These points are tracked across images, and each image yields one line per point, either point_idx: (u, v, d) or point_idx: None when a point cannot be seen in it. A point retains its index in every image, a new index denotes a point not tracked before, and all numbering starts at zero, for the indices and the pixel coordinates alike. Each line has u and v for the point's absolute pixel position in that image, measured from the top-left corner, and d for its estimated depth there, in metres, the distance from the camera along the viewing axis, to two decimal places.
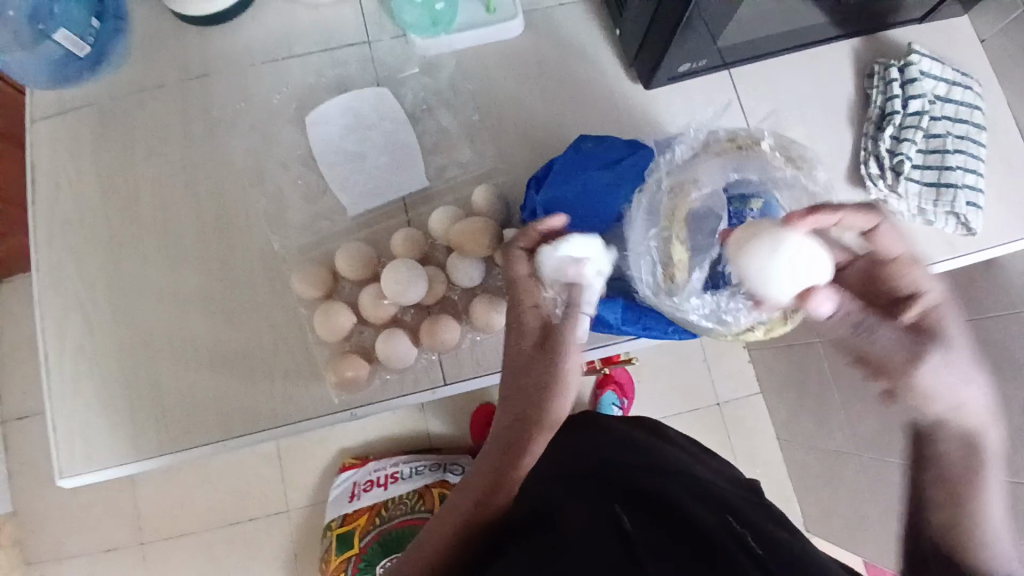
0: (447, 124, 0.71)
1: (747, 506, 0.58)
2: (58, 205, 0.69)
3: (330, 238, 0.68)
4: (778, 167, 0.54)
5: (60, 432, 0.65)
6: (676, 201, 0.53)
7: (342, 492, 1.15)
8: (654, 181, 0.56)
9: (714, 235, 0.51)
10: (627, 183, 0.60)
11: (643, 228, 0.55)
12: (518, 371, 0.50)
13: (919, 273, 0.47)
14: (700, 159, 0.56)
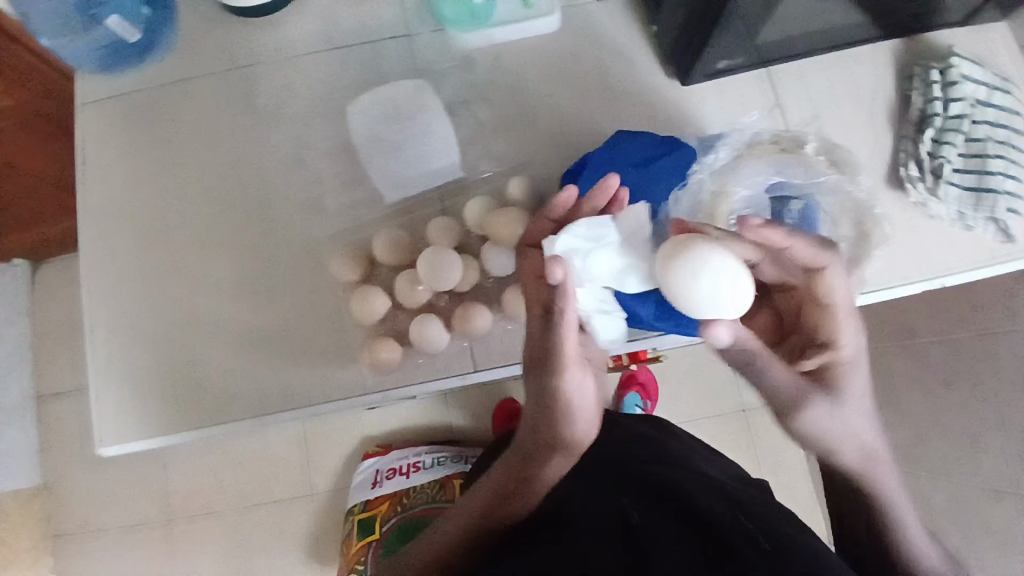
0: (482, 114, 0.72)
1: (754, 501, 0.58)
2: (106, 185, 0.72)
3: (366, 224, 0.70)
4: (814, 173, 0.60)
5: (102, 402, 0.68)
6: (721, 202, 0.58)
7: (364, 479, 1.29)
8: (693, 180, 0.60)
9: None
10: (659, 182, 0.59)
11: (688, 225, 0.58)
12: (543, 418, 0.53)
13: (840, 327, 0.53)
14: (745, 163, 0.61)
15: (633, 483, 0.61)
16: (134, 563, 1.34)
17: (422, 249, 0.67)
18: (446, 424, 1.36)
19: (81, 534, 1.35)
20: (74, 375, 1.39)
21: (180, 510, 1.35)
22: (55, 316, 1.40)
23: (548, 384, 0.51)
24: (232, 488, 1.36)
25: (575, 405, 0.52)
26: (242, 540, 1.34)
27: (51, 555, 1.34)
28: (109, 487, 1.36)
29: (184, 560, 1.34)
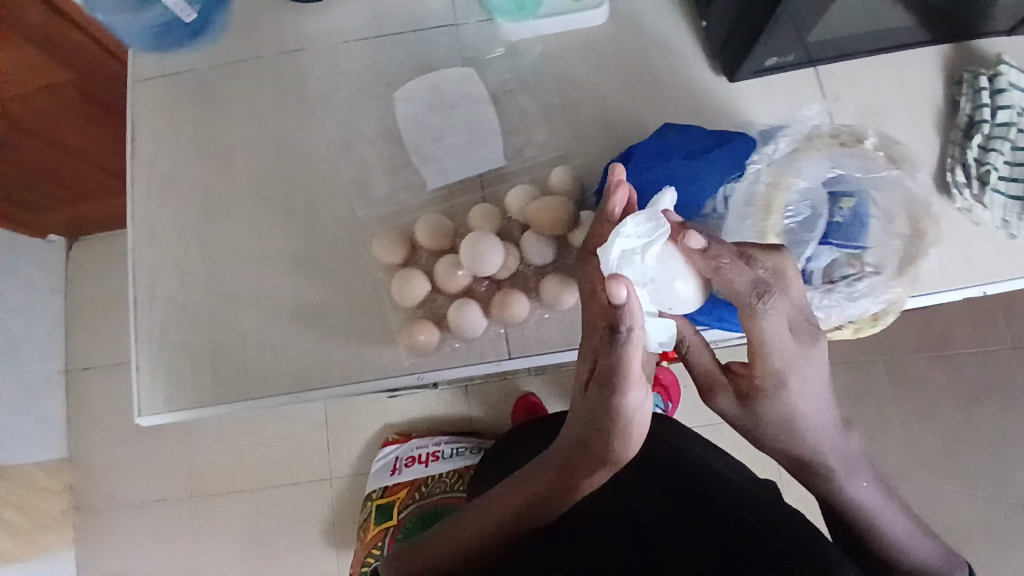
0: (526, 105, 0.72)
1: (763, 497, 0.66)
2: (156, 161, 0.74)
3: (408, 208, 0.71)
4: (880, 166, 0.55)
5: (144, 372, 0.70)
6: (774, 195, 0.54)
7: (384, 465, 1.30)
8: (751, 172, 0.57)
9: (812, 231, 0.53)
10: (712, 172, 0.57)
11: (740, 219, 0.55)
12: (599, 434, 0.52)
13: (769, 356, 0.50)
14: (801, 154, 0.57)
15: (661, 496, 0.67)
16: (155, 538, 1.37)
17: (463, 234, 0.68)
18: (466, 416, 1.37)
19: (104, 507, 1.38)
20: (105, 351, 1.42)
21: (202, 487, 1.38)
22: (90, 293, 1.43)
23: (611, 406, 0.50)
24: (254, 468, 1.38)
25: (637, 424, 0.51)
26: (260, 520, 1.36)
27: (73, 527, 1.37)
28: (134, 462, 1.39)
29: (203, 537, 1.37)
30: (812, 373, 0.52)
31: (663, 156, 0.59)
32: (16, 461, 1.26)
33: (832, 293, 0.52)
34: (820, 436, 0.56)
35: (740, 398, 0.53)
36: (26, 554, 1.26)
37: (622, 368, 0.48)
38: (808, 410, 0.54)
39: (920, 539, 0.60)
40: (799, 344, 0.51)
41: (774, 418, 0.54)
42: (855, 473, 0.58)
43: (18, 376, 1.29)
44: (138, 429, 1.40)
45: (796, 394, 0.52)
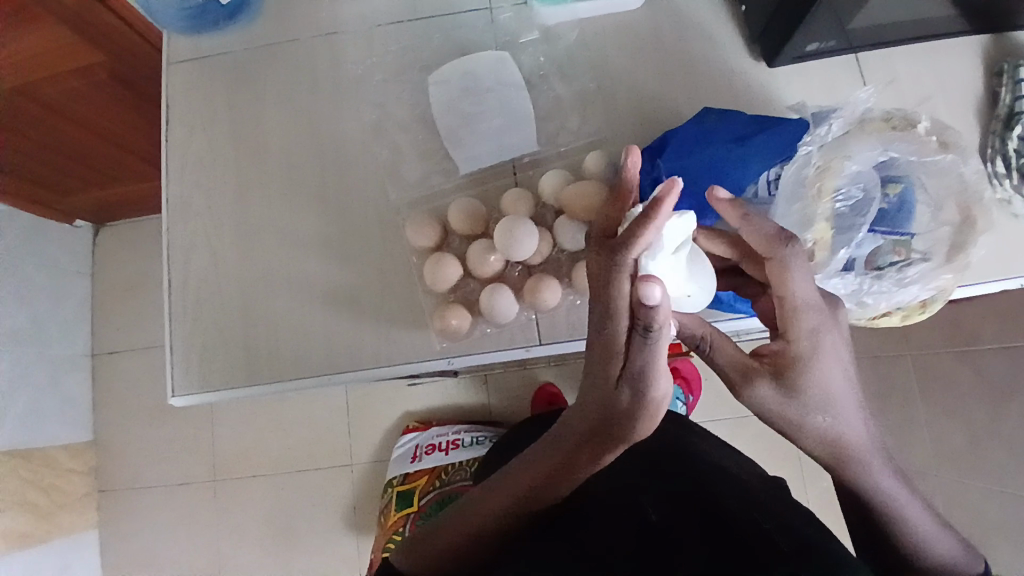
0: (560, 91, 0.72)
1: (775, 502, 0.63)
2: (191, 143, 0.75)
3: (440, 193, 0.70)
4: (934, 150, 0.52)
5: (176, 352, 0.70)
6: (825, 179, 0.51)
7: (404, 452, 1.31)
8: (802, 155, 0.53)
9: (862, 217, 0.51)
10: (757, 157, 0.57)
11: (787, 204, 0.52)
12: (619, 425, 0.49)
13: (800, 316, 0.48)
14: (854, 134, 0.53)
15: (668, 487, 0.65)
16: (176, 519, 1.39)
17: (496, 219, 0.68)
18: (486, 406, 1.37)
19: (128, 488, 1.40)
20: (130, 335, 1.44)
21: (224, 471, 1.40)
22: (115, 277, 1.45)
23: (638, 400, 0.46)
24: (275, 453, 1.40)
25: (657, 406, 0.47)
26: (281, 505, 1.38)
27: (97, 508, 1.40)
28: (157, 445, 1.41)
29: (224, 521, 1.38)
30: (837, 341, 0.49)
31: (703, 141, 0.58)
32: (41, 442, 1.28)
33: (881, 280, 0.51)
34: (851, 420, 0.51)
35: (777, 379, 0.48)
36: (50, 534, 1.28)
37: (654, 366, 0.44)
38: (839, 391, 0.50)
39: (942, 538, 0.55)
40: (823, 310, 0.49)
41: (812, 398, 0.49)
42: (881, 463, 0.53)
43: (45, 358, 1.31)
44: (162, 412, 1.42)
45: (828, 369, 0.49)
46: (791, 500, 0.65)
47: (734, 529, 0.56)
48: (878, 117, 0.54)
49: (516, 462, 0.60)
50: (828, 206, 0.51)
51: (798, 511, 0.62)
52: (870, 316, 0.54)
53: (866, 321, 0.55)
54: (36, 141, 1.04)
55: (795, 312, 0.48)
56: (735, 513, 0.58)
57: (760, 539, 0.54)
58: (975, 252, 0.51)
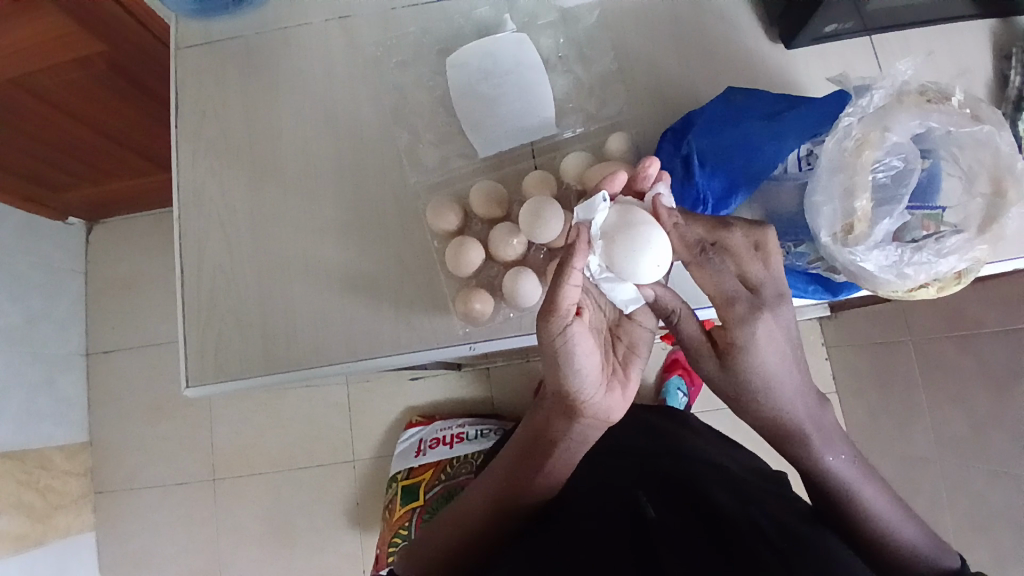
0: (580, 73, 0.71)
1: (766, 496, 0.64)
2: (203, 129, 0.73)
3: (460, 177, 0.70)
4: (970, 121, 0.52)
5: (190, 341, 0.69)
6: (865, 152, 0.51)
7: (408, 446, 1.29)
8: (842, 126, 0.53)
9: (903, 189, 0.52)
10: (790, 131, 0.58)
11: (828, 177, 0.52)
12: (554, 377, 0.53)
13: (736, 308, 0.52)
14: (893, 106, 0.52)
15: (663, 483, 0.65)
16: (176, 519, 1.37)
17: (518, 203, 0.68)
18: (488, 399, 1.36)
19: (125, 489, 1.38)
20: (126, 333, 1.42)
21: (224, 469, 1.38)
22: (110, 275, 1.43)
23: (548, 342, 0.50)
24: (275, 451, 1.38)
25: (580, 360, 0.52)
26: (282, 502, 1.36)
27: (93, 510, 1.37)
28: (154, 444, 1.39)
29: (225, 520, 1.37)
30: (780, 331, 0.53)
31: (732, 120, 0.61)
32: (38, 442, 1.26)
33: (923, 251, 0.51)
34: (794, 404, 0.55)
35: (722, 359, 0.53)
36: (47, 536, 1.26)
37: (553, 302, 0.49)
38: (781, 375, 0.54)
39: (905, 525, 0.59)
40: (755, 309, 0.52)
41: (753, 382, 0.53)
42: (827, 443, 0.58)
43: (40, 357, 1.28)
44: (159, 411, 1.40)
45: (765, 344, 0.52)
46: (786, 496, 0.67)
47: (728, 526, 0.56)
48: (915, 89, 0.53)
49: (503, 451, 0.67)
50: (869, 177, 0.51)
51: (786, 504, 0.63)
52: (906, 289, 0.54)
53: (901, 294, 0.54)
54: (28, 136, 1.02)
55: (729, 307, 0.52)
56: (731, 510, 0.58)
57: (754, 543, 0.53)
58: (1008, 222, 0.51)
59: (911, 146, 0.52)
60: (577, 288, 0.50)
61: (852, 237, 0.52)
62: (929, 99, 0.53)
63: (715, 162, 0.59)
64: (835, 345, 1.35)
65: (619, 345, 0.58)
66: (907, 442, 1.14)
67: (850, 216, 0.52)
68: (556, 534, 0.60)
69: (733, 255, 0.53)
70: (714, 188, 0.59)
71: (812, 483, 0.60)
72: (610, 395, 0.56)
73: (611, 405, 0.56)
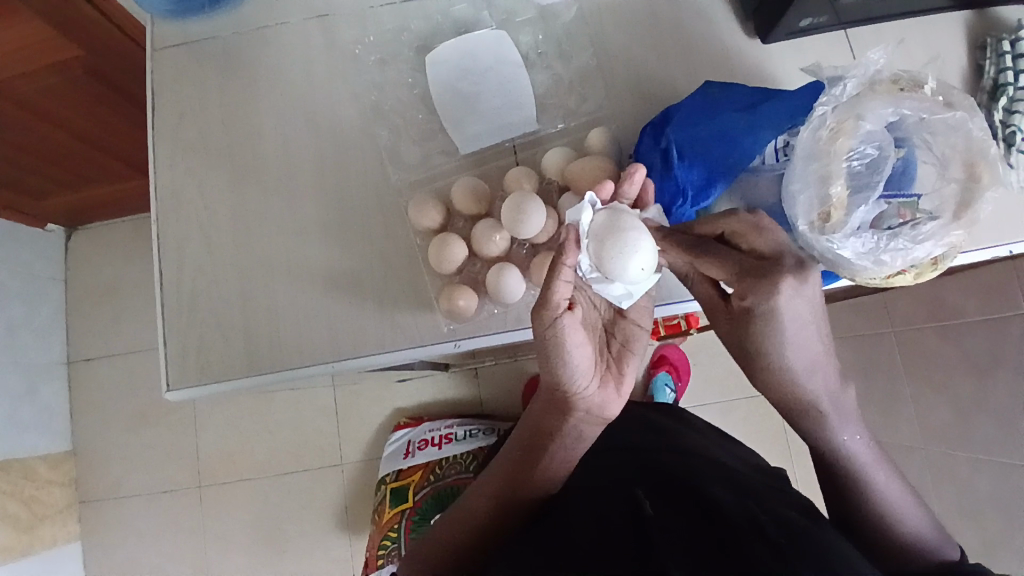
0: (560, 70, 0.72)
1: (764, 491, 0.64)
2: (181, 130, 0.73)
3: (442, 174, 0.70)
4: (942, 108, 0.53)
5: (171, 345, 0.68)
6: (839, 140, 0.52)
7: (397, 449, 1.28)
8: (816, 117, 0.54)
9: (878, 176, 0.52)
10: (767, 123, 0.59)
11: (804, 166, 0.53)
12: (547, 372, 0.55)
13: (748, 282, 0.50)
14: (865, 95, 0.54)
15: (661, 476, 0.64)
16: (163, 527, 1.35)
17: (500, 199, 0.68)
18: (476, 399, 1.36)
19: (109, 499, 1.36)
20: (108, 341, 1.40)
21: (211, 476, 1.37)
22: (90, 282, 1.41)
23: (541, 336, 0.52)
24: (263, 456, 1.37)
25: (574, 354, 0.53)
26: (271, 508, 1.35)
27: (78, 520, 1.35)
28: (139, 452, 1.37)
29: (213, 527, 1.35)
30: (806, 298, 0.51)
31: (710, 112, 0.61)
32: (20, 452, 1.24)
33: (899, 237, 0.51)
34: (812, 376, 0.55)
35: (732, 321, 0.54)
36: (33, 547, 1.24)
37: (545, 296, 0.50)
38: (799, 343, 0.53)
39: (915, 511, 0.61)
40: (773, 275, 0.49)
41: (767, 349, 0.53)
42: (847, 425, 0.59)
43: (21, 366, 1.26)
44: (143, 419, 1.38)
45: (781, 313, 0.51)
46: (787, 491, 0.67)
47: (727, 521, 0.55)
48: (887, 78, 0.55)
49: (502, 451, 0.67)
50: (844, 165, 0.52)
51: (786, 500, 0.63)
52: (885, 275, 0.54)
53: (880, 281, 0.55)
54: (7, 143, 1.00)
55: (741, 279, 0.51)
56: (729, 506, 0.57)
57: (753, 536, 0.53)
58: (982, 207, 0.52)
59: (884, 133, 0.52)
60: (569, 285, 0.50)
61: (829, 225, 0.52)
62: (900, 89, 0.54)
63: (694, 152, 0.59)
64: None
65: (614, 343, 0.59)
66: (892, 432, 1.15)
67: (826, 203, 0.52)
68: (557, 532, 0.60)
69: (745, 235, 0.51)
70: (694, 179, 0.59)
71: (828, 468, 0.62)
72: (604, 391, 0.57)
73: (605, 400, 0.58)
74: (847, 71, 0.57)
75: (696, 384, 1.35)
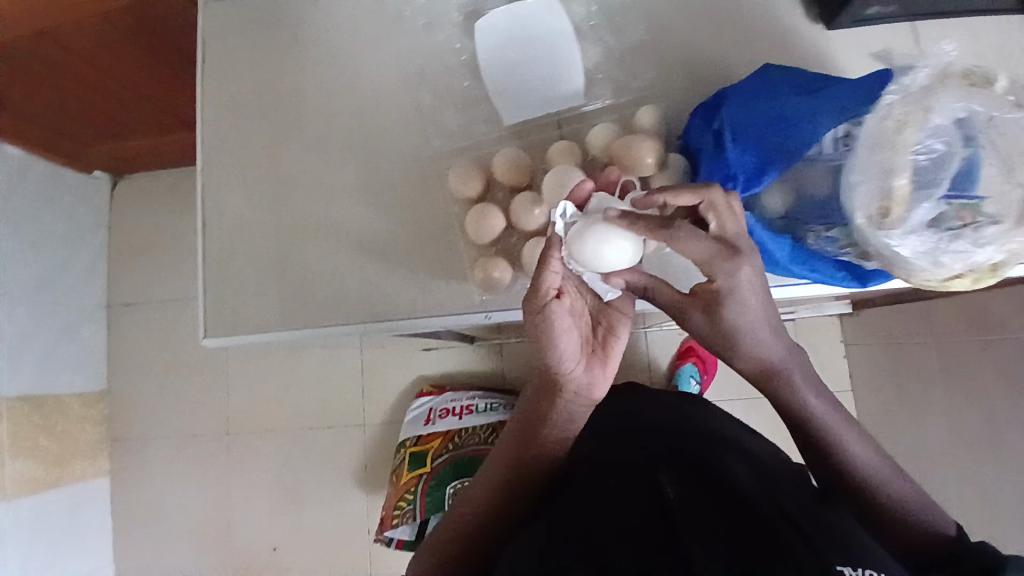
0: (611, 43, 0.70)
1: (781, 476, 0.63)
2: (228, 84, 0.73)
3: (483, 144, 0.68)
4: (1013, 107, 0.50)
5: (209, 294, 0.70)
6: (906, 132, 0.49)
7: (418, 415, 1.30)
8: (882, 106, 0.51)
9: (945, 172, 0.49)
10: (832, 106, 0.55)
11: (867, 156, 0.50)
12: (536, 356, 0.56)
13: (719, 266, 0.50)
14: (936, 88, 0.51)
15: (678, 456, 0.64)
16: (189, 472, 1.41)
17: (542, 172, 0.66)
18: (499, 374, 1.36)
19: (140, 439, 1.42)
20: (147, 289, 1.44)
21: (236, 426, 1.41)
22: (132, 231, 1.45)
23: (531, 320, 0.54)
24: (287, 412, 1.40)
25: (562, 338, 0.54)
26: (291, 462, 1.39)
27: (108, 457, 1.41)
28: (170, 398, 1.42)
29: (235, 475, 1.40)
30: (759, 276, 0.51)
31: (767, 97, 0.58)
32: (57, 389, 1.29)
33: (961, 239, 0.49)
34: (772, 344, 0.56)
35: (707, 312, 0.53)
36: (62, 480, 1.29)
37: (536, 280, 0.52)
38: (762, 317, 0.54)
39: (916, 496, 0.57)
40: (733, 257, 0.50)
41: (738, 325, 0.54)
42: (809, 384, 0.58)
43: (60, 307, 1.31)
44: (175, 365, 1.43)
45: (746, 289, 0.51)
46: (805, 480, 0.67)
47: (754, 514, 0.54)
48: (957, 71, 0.51)
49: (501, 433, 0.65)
50: (909, 158, 0.49)
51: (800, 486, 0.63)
52: (939, 278, 0.52)
53: (933, 284, 0.53)
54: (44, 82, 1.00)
55: (710, 262, 0.50)
56: (754, 497, 0.56)
57: (784, 533, 0.52)
58: None
59: (954, 129, 0.50)
60: (558, 274, 0.53)
61: (889, 221, 0.50)
62: (970, 84, 0.51)
63: (746, 134, 0.56)
64: (854, 341, 1.33)
65: (599, 328, 0.57)
66: (922, 441, 1.12)
67: (887, 200, 0.50)
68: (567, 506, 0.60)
69: (724, 202, 0.49)
70: (747, 163, 0.55)
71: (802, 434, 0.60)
72: (590, 373, 0.56)
73: (592, 382, 0.57)
74: (916, 60, 0.55)
75: (722, 378, 1.33)
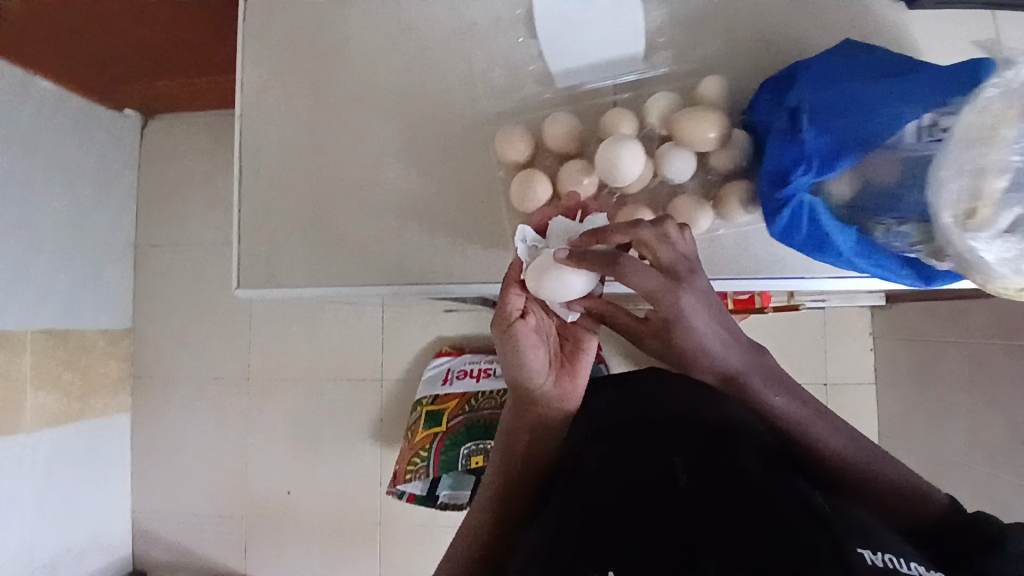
0: (674, 8, 0.65)
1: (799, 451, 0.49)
2: (270, 28, 0.71)
3: (534, 105, 0.65)
4: None
5: (244, 244, 0.69)
6: (1004, 129, 0.46)
7: (435, 375, 1.30)
8: (981, 97, 0.47)
9: None
10: (917, 90, 0.52)
11: (958, 151, 0.47)
12: (509, 373, 0.55)
13: (659, 299, 0.47)
14: None
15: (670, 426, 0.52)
16: (207, 413, 1.43)
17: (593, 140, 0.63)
18: None
19: (162, 378, 1.44)
20: (173, 231, 1.44)
21: (255, 373, 1.42)
22: (161, 172, 1.44)
23: (500, 343, 0.54)
24: (306, 362, 1.41)
25: (535, 353, 0.54)
26: (309, 411, 1.41)
27: (130, 393, 1.44)
28: (191, 341, 1.44)
29: (253, 420, 1.42)
30: (708, 304, 0.47)
31: (845, 78, 0.55)
32: (82, 325, 1.31)
33: None
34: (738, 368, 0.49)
35: (659, 338, 0.49)
36: (83, 414, 1.32)
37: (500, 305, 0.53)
38: (723, 348, 0.49)
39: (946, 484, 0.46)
40: (671, 288, 0.46)
41: (694, 357, 0.49)
42: (774, 386, 0.50)
43: (87, 245, 1.31)
44: (198, 309, 1.44)
45: (695, 323, 0.47)
46: None
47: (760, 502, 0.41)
48: None
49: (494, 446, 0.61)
50: (1005, 158, 0.46)
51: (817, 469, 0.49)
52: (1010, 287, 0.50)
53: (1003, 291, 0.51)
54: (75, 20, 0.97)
55: (653, 296, 0.47)
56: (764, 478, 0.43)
57: (801, 522, 0.38)
58: None
59: None
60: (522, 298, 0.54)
61: (975, 222, 0.47)
62: None
63: (822, 115, 0.52)
64: (884, 334, 1.30)
65: (567, 344, 0.58)
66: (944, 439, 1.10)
67: (977, 200, 0.47)
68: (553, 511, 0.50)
69: (656, 234, 0.47)
70: (823, 145, 0.51)
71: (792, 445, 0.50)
72: (562, 384, 0.57)
73: (566, 391, 0.57)
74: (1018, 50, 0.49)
75: None
